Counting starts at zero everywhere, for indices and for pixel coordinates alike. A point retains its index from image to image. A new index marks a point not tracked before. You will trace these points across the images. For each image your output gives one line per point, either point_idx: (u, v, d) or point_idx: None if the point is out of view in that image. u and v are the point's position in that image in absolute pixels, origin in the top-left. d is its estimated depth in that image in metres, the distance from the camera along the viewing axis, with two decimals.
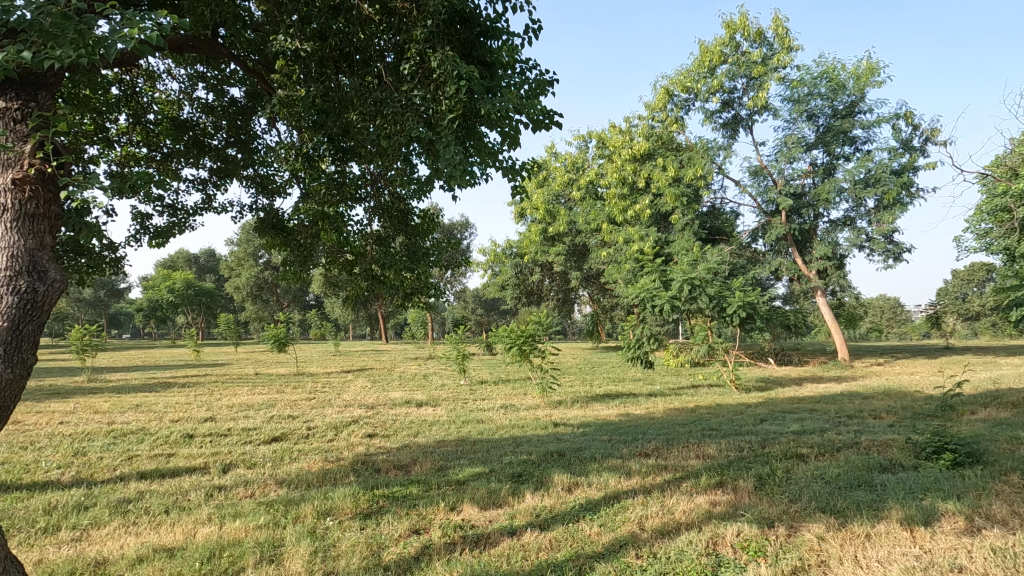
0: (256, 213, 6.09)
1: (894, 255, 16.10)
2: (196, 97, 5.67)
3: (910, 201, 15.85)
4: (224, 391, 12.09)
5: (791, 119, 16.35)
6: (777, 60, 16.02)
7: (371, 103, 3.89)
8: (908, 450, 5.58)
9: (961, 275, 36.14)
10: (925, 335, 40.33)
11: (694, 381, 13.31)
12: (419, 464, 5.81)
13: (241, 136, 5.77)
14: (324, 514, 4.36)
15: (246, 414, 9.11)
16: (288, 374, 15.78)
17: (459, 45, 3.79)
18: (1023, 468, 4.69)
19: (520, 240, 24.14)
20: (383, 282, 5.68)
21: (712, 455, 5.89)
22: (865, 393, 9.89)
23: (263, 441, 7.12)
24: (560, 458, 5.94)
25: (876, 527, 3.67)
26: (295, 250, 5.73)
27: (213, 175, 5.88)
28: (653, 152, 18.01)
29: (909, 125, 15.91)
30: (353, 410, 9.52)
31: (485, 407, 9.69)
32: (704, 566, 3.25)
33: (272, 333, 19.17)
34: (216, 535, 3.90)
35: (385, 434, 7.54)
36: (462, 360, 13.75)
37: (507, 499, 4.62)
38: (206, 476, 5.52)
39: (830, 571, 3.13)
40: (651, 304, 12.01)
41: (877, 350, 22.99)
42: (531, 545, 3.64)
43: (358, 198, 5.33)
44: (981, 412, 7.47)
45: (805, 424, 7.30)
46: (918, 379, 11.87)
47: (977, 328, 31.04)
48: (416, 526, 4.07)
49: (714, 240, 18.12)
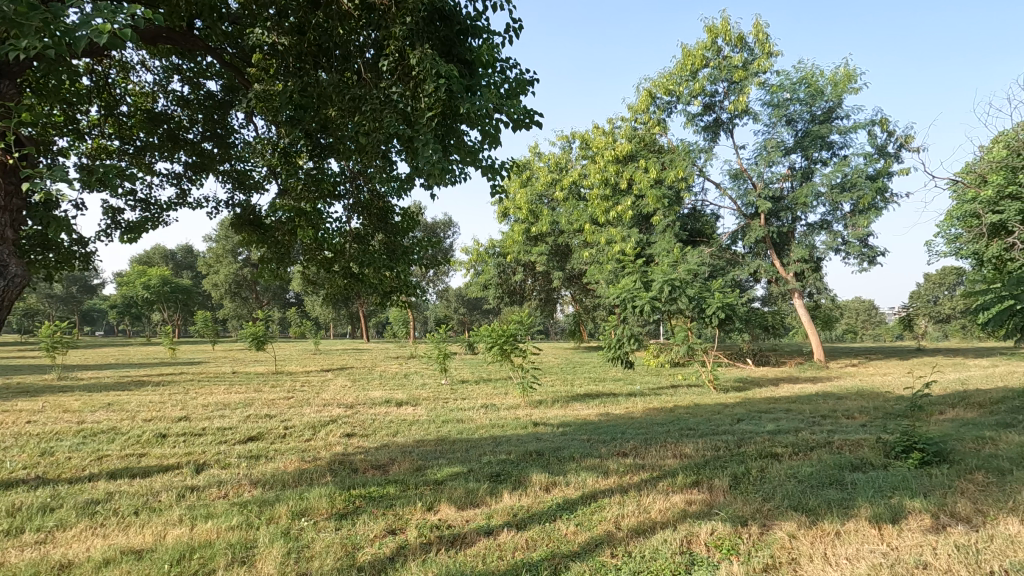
0: (233, 210, 5.97)
1: (869, 258, 16.43)
2: (171, 90, 5.55)
3: (884, 206, 16.21)
4: (200, 390, 11.85)
5: (771, 123, 16.59)
6: (757, 64, 16.25)
7: (349, 99, 3.83)
8: (878, 449, 5.70)
9: (933, 278, 37.10)
10: (898, 337, 41.37)
11: (674, 381, 13.43)
12: (397, 464, 5.76)
13: (218, 130, 5.66)
14: (299, 515, 4.30)
15: (222, 414, 8.94)
16: (266, 373, 15.54)
17: (439, 43, 3.78)
18: (986, 467, 4.83)
19: (503, 240, 24.12)
20: (362, 279, 5.61)
21: (689, 454, 5.94)
22: (839, 394, 10.09)
23: (238, 441, 7.00)
24: (539, 458, 5.94)
25: (846, 524, 3.74)
26: (273, 247, 5.66)
27: (188, 170, 5.77)
28: (636, 153, 18.15)
29: (884, 132, 16.24)
30: (332, 409, 9.41)
31: (465, 407, 9.66)
32: (677, 565, 3.27)
33: (251, 331, 18.85)
34: (187, 537, 3.83)
35: (364, 434, 7.46)
36: (443, 359, 13.68)
37: (485, 499, 4.61)
38: (179, 477, 5.42)
39: (799, 568, 3.18)
40: (632, 304, 12.09)
41: (854, 351, 23.48)
42: (507, 545, 3.63)
43: (337, 195, 5.28)
44: (949, 412, 7.68)
45: (781, 424, 7.41)
46: (890, 379, 12.15)
47: (947, 329, 31.94)
48: (392, 526, 4.04)
49: (695, 242, 18.32)
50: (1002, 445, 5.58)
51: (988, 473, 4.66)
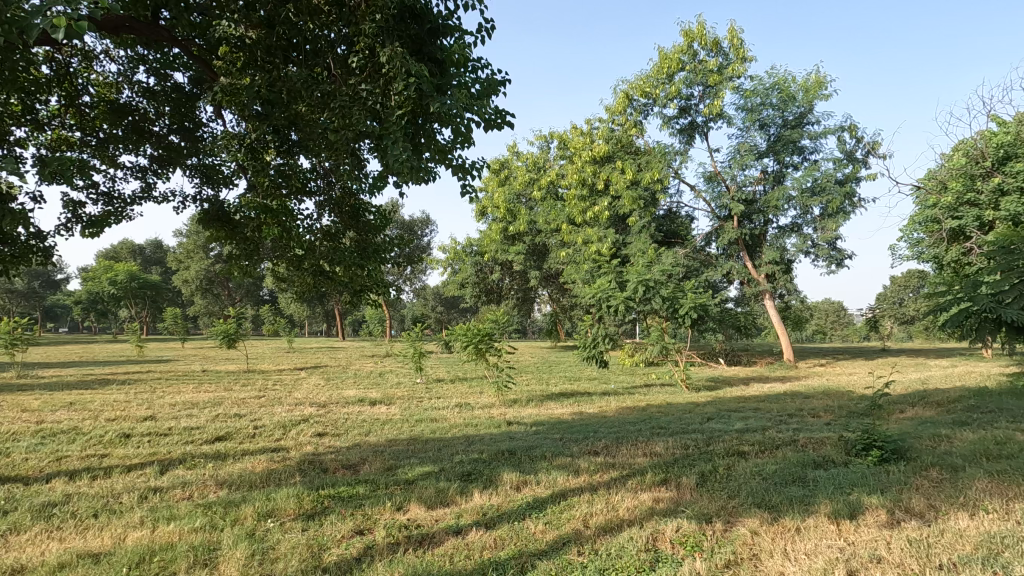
0: (200, 205, 5.84)
1: (837, 261, 16.84)
2: (137, 80, 5.38)
3: (852, 210, 16.65)
4: (168, 388, 11.59)
5: (744, 127, 16.87)
6: (732, 69, 16.54)
7: (318, 96, 3.79)
8: (840, 447, 5.86)
9: (899, 281, 38.11)
10: (864, 338, 42.56)
11: (648, 380, 13.57)
12: (368, 465, 5.70)
13: (185, 124, 5.52)
14: (265, 516, 4.23)
15: (189, 413, 8.73)
16: (238, 371, 15.25)
17: (410, 41, 3.77)
18: (940, 463, 5.02)
19: (481, 239, 24.07)
20: (331, 277, 5.58)
21: (658, 452, 6.04)
22: (806, 393, 10.30)
23: (205, 441, 6.85)
24: (511, 457, 5.96)
25: (806, 520, 3.85)
26: (241, 243, 5.56)
27: (153, 163, 5.63)
28: (612, 154, 18.31)
29: (852, 137, 16.65)
30: (303, 408, 9.26)
31: (439, 407, 9.58)
32: (642, 563, 3.31)
33: (223, 329, 18.42)
34: (148, 539, 3.74)
35: (335, 434, 7.36)
36: (419, 357, 13.56)
37: (455, 498, 4.60)
38: (142, 477, 5.29)
39: (760, 564, 3.26)
40: (607, 304, 12.20)
41: (822, 351, 24.05)
42: (475, 545, 3.63)
43: (308, 192, 5.24)
44: (909, 412, 7.87)
45: (749, 423, 7.53)
46: (854, 379, 12.46)
47: (910, 330, 33.05)
48: (360, 526, 4.01)
49: (670, 242, 18.56)
50: (957, 442, 5.78)
51: (942, 470, 4.84)
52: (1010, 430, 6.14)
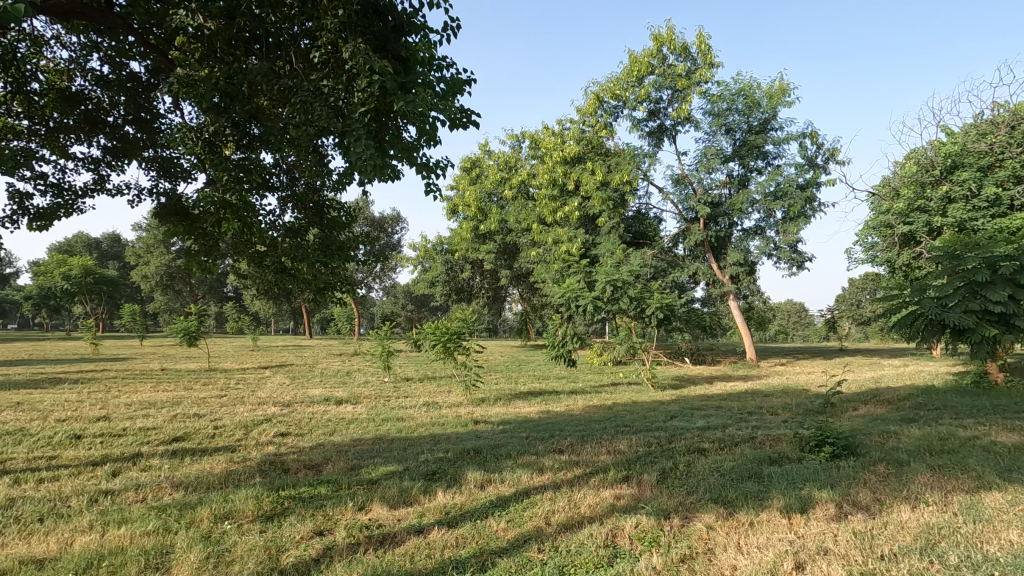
0: (156, 199, 5.64)
1: (798, 263, 17.35)
2: (90, 69, 5.17)
3: (812, 214, 17.19)
4: (125, 388, 11.16)
5: (711, 131, 17.24)
6: (699, 75, 16.87)
7: (279, 90, 3.73)
8: (795, 443, 6.07)
9: (856, 284, 39.38)
10: (823, 338, 43.93)
11: (615, 379, 13.70)
12: (331, 464, 5.63)
13: (142, 114, 5.32)
14: (222, 518, 4.13)
15: (147, 413, 8.46)
16: (199, 370, 14.83)
17: (373, 37, 3.72)
18: (887, 458, 5.24)
19: (452, 237, 23.95)
20: (294, 274, 5.49)
21: (622, 450, 6.14)
22: (766, 392, 10.60)
23: (162, 441, 6.67)
24: (477, 456, 5.97)
25: (759, 515, 3.97)
26: (200, 238, 5.36)
27: (107, 155, 5.43)
28: (583, 155, 18.49)
29: (814, 144, 17.14)
30: (266, 408, 9.04)
31: (407, 406, 9.51)
32: (600, 558, 3.37)
33: (184, 325, 17.87)
34: (97, 544, 3.62)
35: (298, 433, 7.24)
36: (388, 356, 13.38)
37: (418, 497, 4.58)
38: (92, 480, 5.11)
39: (714, 558, 3.35)
40: (576, 304, 12.33)
41: (783, 351, 24.75)
42: (436, 544, 3.63)
43: (270, 187, 5.14)
44: (861, 408, 8.21)
45: (711, 420, 7.73)
46: (812, 378, 12.89)
47: (866, 330, 34.34)
48: (321, 526, 3.96)
49: (639, 243, 18.85)
50: (904, 438, 6.05)
51: (889, 465, 5.06)
52: (953, 427, 6.43)
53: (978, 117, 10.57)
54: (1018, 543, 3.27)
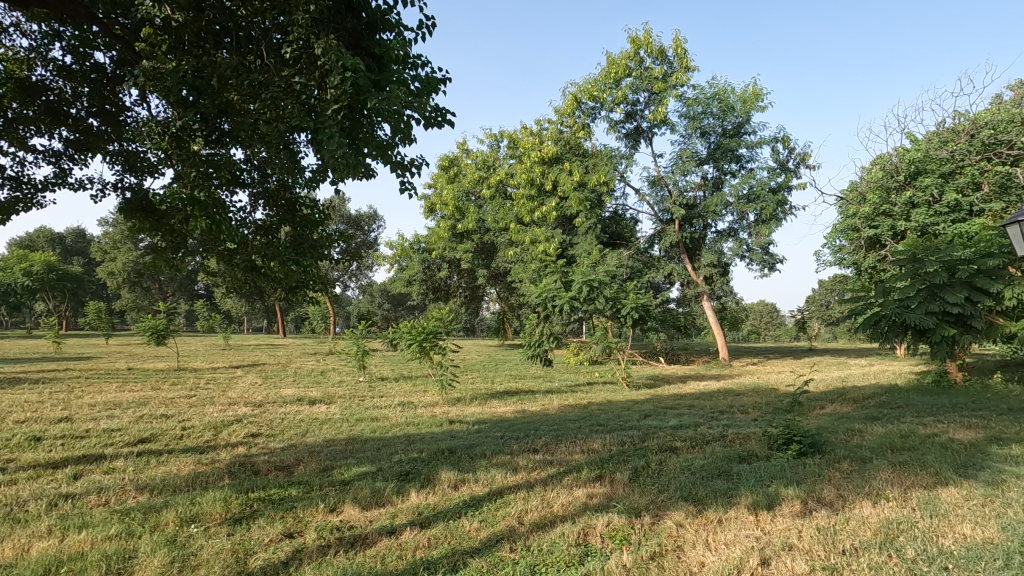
0: (121, 194, 5.48)
1: (769, 265, 17.70)
2: (52, 58, 4.99)
3: (783, 217, 17.57)
4: (88, 388, 10.79)
5: (686, 134, 17.48)
6: (675, 78, 17.09)
7: (248, 85, 3.68)
8: (764, 441, 6.19)
9: (824, 285, 40.29)
10: (793, 338, 44.92)
11: (591, 378, 13.80)
12: (303, 465, 5.57)
13: (107, 107, 5.15)
14: (188, 521, 4.03)
15: (111, 414, 8.23)
16: (167, 369, 14.46)
17: (346, 34, 3.67)
18: (851, 455, 5.40)
19: (429, 236, 23.80)
20: (265, 273, 5.40)
21: (596, 449, 6.19)
22: (737, 390, 10.81)
23: (127, 443, 6.48)
24: (451, 455, 5.96)
25: (727, 512, 4.05)
26: (167, 235, 5.19)
27: (69, 148, 5.24)
28: (561, 156, 18.61)
29: (785, 148, 17.51)
30: (236, 408, 8.87)
31: (381, 406, 9.42)
32: (571, 557, 3.40)
33: (152, 324, 17.35)
34: (55, 549, 3.51)
35: (270, 434, 7.13)
36: (363, 355, 13.21)
37: (391, 498, 4.56)
38: (51, 484, 4.93)
39: (682, 554, 3.41)
40: (553, 303, 12.40)
41: (756, 351, 25.25)
42: (408, 544, 3.61)
43: (241, 183, 5.05)
44: (827, 407, 8.43)
45: (683, 419, 7.82)
46: (783, 377, 13.17)
47: (834, 330, 35.20)
48: (290, 529, 3.90)
49: (615, 244, 19.05)
50: (867, 436, 6.23)
51: (852, 462, 5.21)
52: (914, 424, 6.66)
53: (939, 125, 10.97)
54: (971, 536, 3.40)
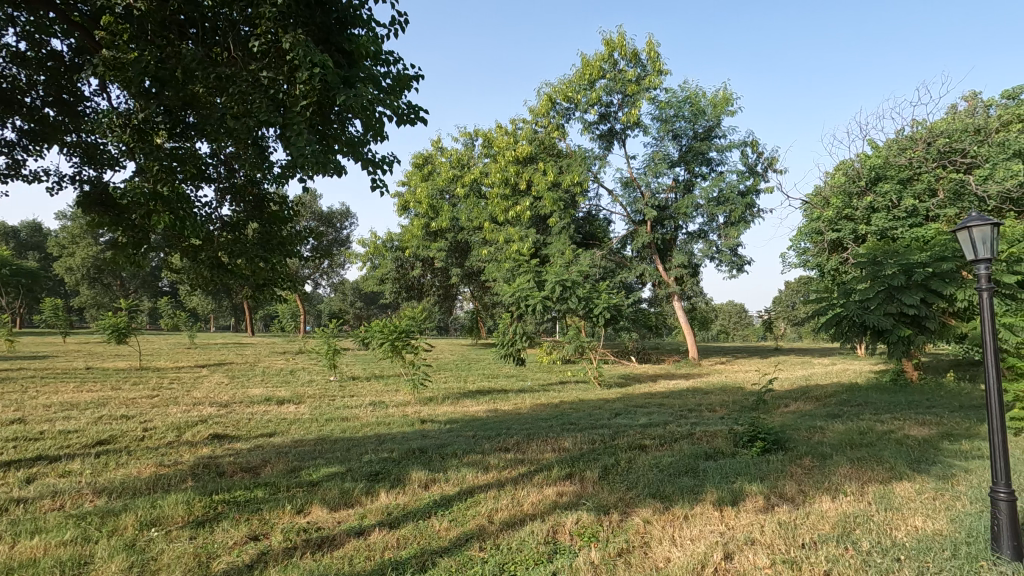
0: (78, 186, 5.28)
1: (738, 266, 18.10)
2: (6, 44, 4.78)
3: (751, 220, 17.97)
4: (43, 389, 10.35)
5: (658, 137, 17.74)
6: (648, 81, 17.31)
7: (215, 79, 3.60)
8: (729, 439, 6.33)
9: (790, 286, 41.29)
10: (761, 338, 45.95)
11: (563, 378, 13.85)
12: (270, 466, 5.47)
13: (64, 96, 4.96)
14: (149, 525, 3.92)
15: (67, 415, 7.92)
16: (128, 369, 13.99)
17: (316, 30, 3.63)
18: (812, 452, 5.57)
19: (402, 234, 23.59)
20: (232, 270, 5.29)
21: (567, 447, 6.24)
22: (706, 389, 11.01)
23: (84, 445, 6.24)
24: (422, 454, 5.93)
25: (693, 509, 4.13)
26: (127, 230, 5.00)
27: (24, 138, 5.04)
28: (535, 156, 18.74)
29: (754, 152, 17.91)
30: (200, 409, 8.64)
31: (352, 406, 9.30)
32: (540, 555, 3.42)
33: (111, 322, 16.72)
34: (6, 556, 3.37)
35: (236, 435, 6.97)
36: (333, 355, 12.99)
37: (360, 499, 4.51)
38: (2, 487, 4.73)
39: (648, 550, 3.47)
40: (526, 303, 12.42)
41: (724, 351, 25.74)
42: (376, 545, 3.58)
43: (206, 177, 4.93)
44: (791, 405, 8.67)
45: (653, 418, 7.94)
46: (749, 376, 13.48)
47: (800, 330, 36.12)
48: (256, 531, 3.83)
49: (588, 244, 19.20)
50: (828, 433, 6.43)
51: (813, 458, 5.37)
52: (872, 422, 6.91)
53: (898, 133, 11.38)
54: (922, 529, 3.55)
